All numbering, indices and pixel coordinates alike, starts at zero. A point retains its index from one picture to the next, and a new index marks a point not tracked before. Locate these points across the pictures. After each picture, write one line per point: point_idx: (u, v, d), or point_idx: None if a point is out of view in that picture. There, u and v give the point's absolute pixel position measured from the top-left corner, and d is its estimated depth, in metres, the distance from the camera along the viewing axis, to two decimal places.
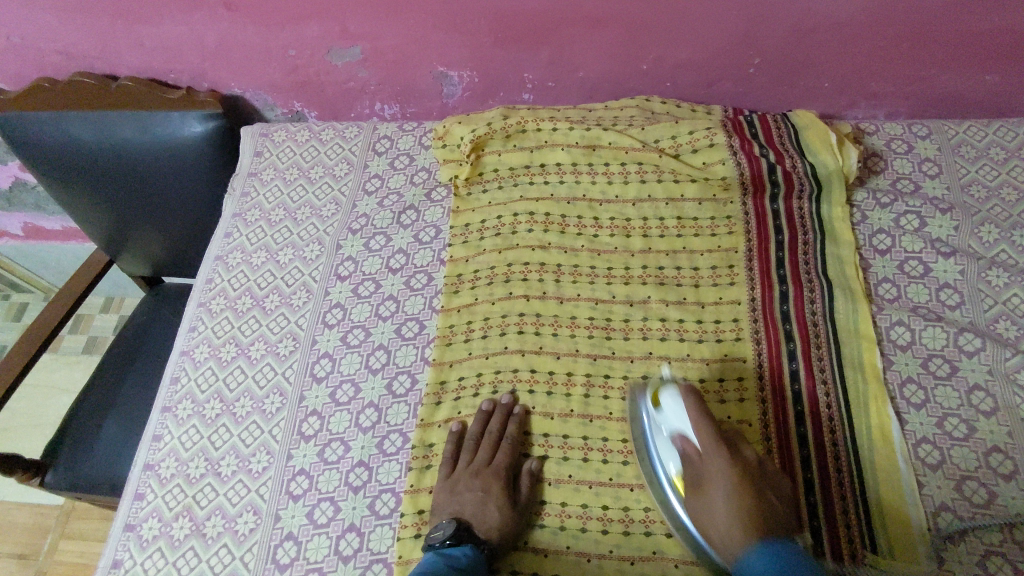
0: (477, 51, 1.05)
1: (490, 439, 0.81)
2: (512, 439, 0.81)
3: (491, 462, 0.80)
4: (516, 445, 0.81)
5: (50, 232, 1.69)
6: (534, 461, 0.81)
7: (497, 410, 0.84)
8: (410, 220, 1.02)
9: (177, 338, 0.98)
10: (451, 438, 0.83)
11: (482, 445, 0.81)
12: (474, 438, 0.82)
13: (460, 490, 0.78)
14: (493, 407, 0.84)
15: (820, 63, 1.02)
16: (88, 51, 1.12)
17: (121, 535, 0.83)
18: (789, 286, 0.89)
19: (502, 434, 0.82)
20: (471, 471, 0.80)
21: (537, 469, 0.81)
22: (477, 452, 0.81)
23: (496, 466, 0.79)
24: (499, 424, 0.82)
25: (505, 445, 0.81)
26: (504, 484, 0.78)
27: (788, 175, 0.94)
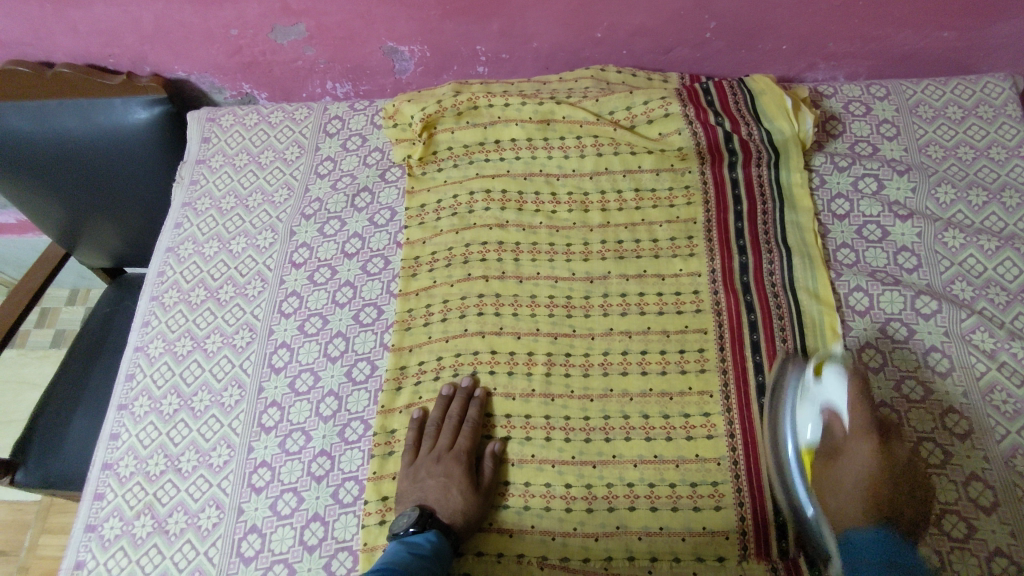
0: (426, 25, 1.02)
1: (451, 424, 0.81)
2: (473, 423, 0.81)
3: (453, 446, 0.80)
4: (477, 428, 0.81)
5: (6, 225, 1.65)
6: (496, 442, 0.81)
7: (458, 394, 0.83)
8: (365, 203, 1.00)
9: (130, 334, 0.96)
10: (412, 424, 0.82)
11: (443, 429, 0.81)
12: (435, 423, 0.82)
13: (422, 477, 0.78)
14: (454, 391, 0.84)
15: (776, 25, 1.00)
16: (20, 38, 1.07)
17: (83, 536, 0.82)
18: (749, 257, 0.89)
19: (463, 417, 0.82)
20: (433, 456, 0.79)
21: (499, 451, 0.81)
22: (438, 438, 0.81)
23: (458, 451, 0.79)
24: (459, 408, 0.82)
25: (467, 428, 0.80)
26: (466, 467, 0.78)
27: (745, 143, 0.93)
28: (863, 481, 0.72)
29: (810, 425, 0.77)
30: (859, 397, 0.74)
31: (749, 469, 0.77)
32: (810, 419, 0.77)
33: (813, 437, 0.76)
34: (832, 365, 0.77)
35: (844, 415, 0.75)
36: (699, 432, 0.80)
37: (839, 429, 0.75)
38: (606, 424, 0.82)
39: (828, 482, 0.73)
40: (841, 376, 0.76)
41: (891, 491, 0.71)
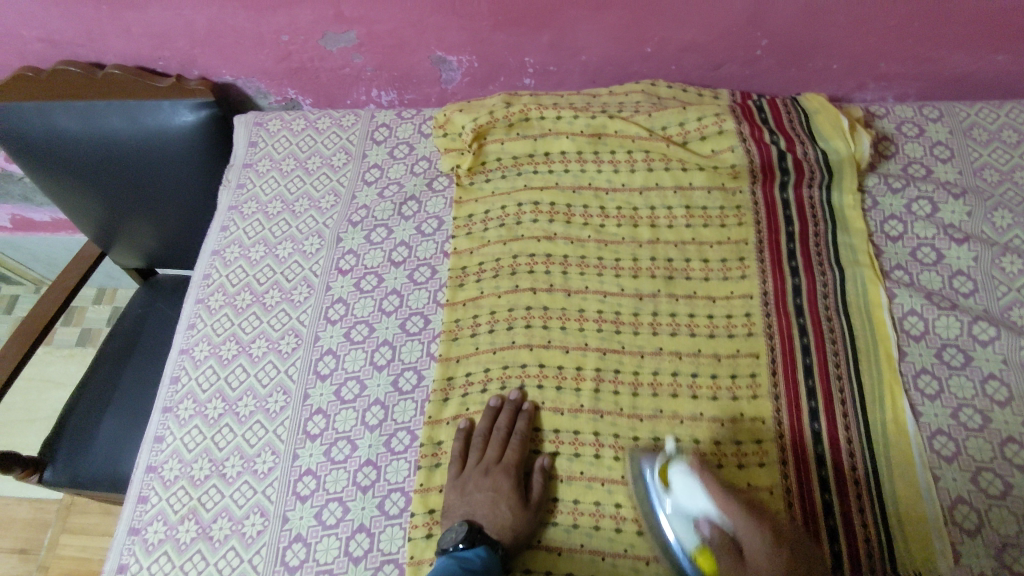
0: (477, 35, 1.02)
1: (499, 437, 0.80)
2: (523, 436, 0.80)
3: (501, 459, 0.79)
4: (525, 441, 0.80)
5: (38, 223, 1.65)
6: (546, 457, 0.80)
7: (505, 407, 0.82)
8: (412, 212, 1.00)
9: (175, 336, 0.95)
10: (460, 435, 0.81)
11: (491, 442, 0.80)
12: (483, 435, 0.81)
13: (470, 490, 0.77)
14: (502, 404, 0.83)
15: (830, 44, 1.00)
16: (73, 38, 1.08)
17: (126, 539, 0.82)
18: (801, 278, 0.88)
19: (511, 430, 0.81)
20: (480, 469, 0.78)
21: (549, 466, 0.80)
22: (486, 450, 0.80)
23: (507, 464, 0.78)
24: (507, 421, 0.81)
25: (516, 441, 0.79)
26: (515, 482, 0.77)
27: (799, 162, 0.92)
28: (754, 547, 0.64)
29: (677, 478, 0.71)
30: (720, 494, 0.67)
31: (804, 492, 0.76)
32: (675, 471, 0.71)
33: (678, 482, 0.71)
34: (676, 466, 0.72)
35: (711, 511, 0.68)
36: (752, 459, 0.79)
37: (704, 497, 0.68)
38: (656, 444, 0.80)
39: (715, 545, 0.66)
40: (691, 474, 0.70)
41: (772, 534, 0.65)
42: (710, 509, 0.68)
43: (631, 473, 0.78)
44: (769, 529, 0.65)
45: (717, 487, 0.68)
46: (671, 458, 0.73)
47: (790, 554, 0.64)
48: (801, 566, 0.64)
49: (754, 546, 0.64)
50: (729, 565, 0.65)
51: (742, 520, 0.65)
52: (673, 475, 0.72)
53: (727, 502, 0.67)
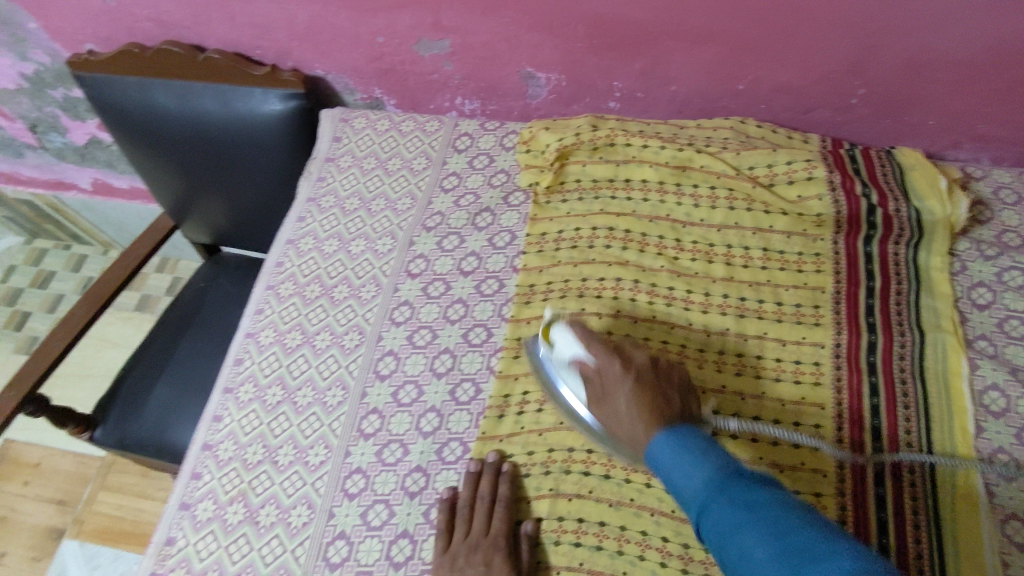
0: (570, 56, 1.03)
1: (483, 504, 0.77)
2: (506, 502, 0.77)
3: (489, 530, 0.76)
4: (510, 507, 0.77)
5: (117, 190, 1.72)
6: (530, 522, 0.77)
7: (485, 471, 0.80)
8: (485, 223, 1.00)
9: (243, 319, 0.98)
10: (441, 505, 0.78)
11: (475, 512, 0.77)
12: (467, 506, 0.77)
13: (461, 566, 0.74)
14: (481, 467, 0.80)
15: (929, 100, 0.97)
16: (180, 21, 1.12)
17: (176, 513, 0.84)
18: (878, 336, 0.85)
19: (494, 497, 0.78)
20: (469, 543, 0.75)
21: (534, 532, 0.76)
22: (472, 521, 0.77)
23: (495, 535, 0.75)
24: (489, 487, 0.78)
25: (500, 510, 0.77)
26: (505, 555, 0.74)
27: (888, 218, 0.89)
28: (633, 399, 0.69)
29: (574, 382, 0.78)
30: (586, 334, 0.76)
31: None
32: (567, 357, 0.78)
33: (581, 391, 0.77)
34: (559, 325, 0.81)
35: (589, 358, 0.75)
36: None
37: (589, 369, 0.75)
38: None
39: (608, 419, 0.72)
40: (567, 327, 0.79)
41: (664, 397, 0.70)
42: (579, 352, 0.76)
43: (533, 363, 0.85)
44: (660, 403, 0.69)
45: (600, 402, 0.73)
46: (552, 325, 0.82)
47: (643, 377, 0.71)
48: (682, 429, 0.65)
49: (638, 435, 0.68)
50: (624, 429, 0.70)
51: (618, 372, 0.72)
52: (570, 366, 0.77)
53: (614, 375, 0.72)
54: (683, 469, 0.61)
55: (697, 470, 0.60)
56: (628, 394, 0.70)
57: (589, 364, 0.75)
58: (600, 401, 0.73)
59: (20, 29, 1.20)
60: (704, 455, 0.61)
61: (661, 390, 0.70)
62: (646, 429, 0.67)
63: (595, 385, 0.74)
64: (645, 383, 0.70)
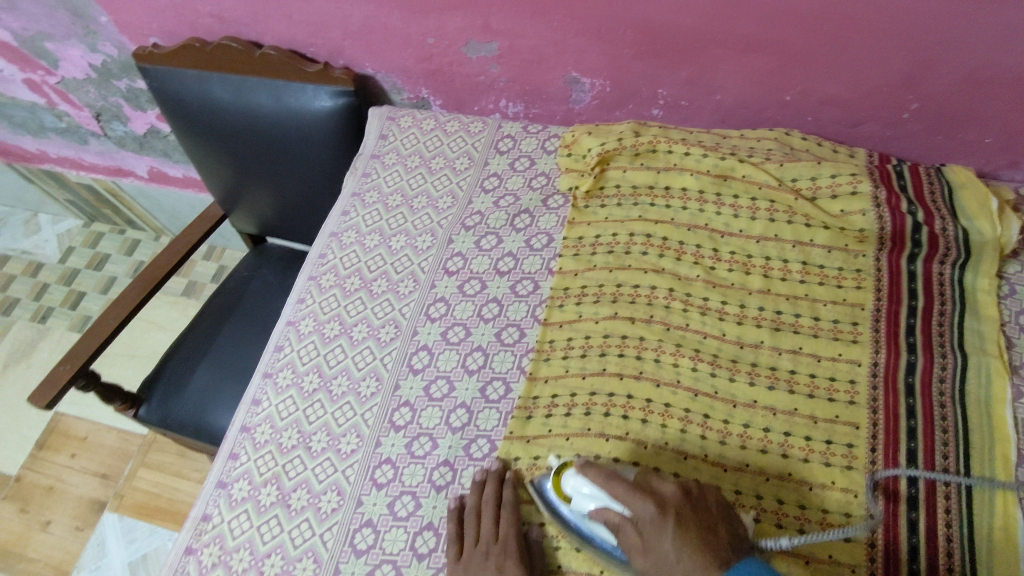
0: (616, 62, 1.03)
1: (491, 507, 0.77)
2: (512, 506, 0.78)
3: (498, 535, 0.76)
4: (515, 512, 0.78)
5: (172, 179, 1.79)
6: (535, 529, 0.78)
7: (489, 476, 0.80)
8: (523, 224, 1.01)
9: (285, 307, 1.01)
10: (450, 515, 0.79)
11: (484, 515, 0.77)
12: (474, 510, 0.78)
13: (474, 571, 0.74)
14: (485, 476, 0.81)
15: (985, 117, 0.94)
16: (240, 17, 1.16)
17: (213, 491, 0.87)
18: (918, 357, 0.84)
19: (499, 500, 0.79)
20: (483, 549, 0.75)
21: (536, 536, 0.78)
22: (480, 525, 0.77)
23: (505, 540, 0.76)
24: (495, 490, 0.79)
25: (507, 513, 0.77)
26: (517, 557, 0.74)
27: (934, 237, 0.87)
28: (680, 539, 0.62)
29: (589, 497, 0.71)
30: (607, 475, 0.69)
31: None
32: (587, 492, 0.71)
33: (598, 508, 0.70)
34: (569, 470, 0.74)
35: (612, 506, 0.69)
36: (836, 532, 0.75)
37: (617, 518, 0.67)
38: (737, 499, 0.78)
39: (644, 565, 0.64)
40: (577, 474, 0.73)
41: (708, 531, 0.63)
42: (601, 501, 0.70)
43: (540, 499, 0.77)
44: (708, 543, 0.62)
45: (637, 543, 0.65)
46: (564, 469, 0.75)
47: (683, 518, 0.64)
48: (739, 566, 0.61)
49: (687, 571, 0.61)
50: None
51: (654, 514, 0.64)
52: (588, 518, 0.71)
53: (647, 513, 0.65)
54: None
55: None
56: (672, 538, 0.62)
57: (613, 508, 0.68)
58: (633, 532, 0.66)
59: (92, 22, 1.26)
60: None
61: (704, 531, 0.63)
62: (700, 566, 0.60)
63: (629, 534, 0.66)
64: (684, 520, 0.64)
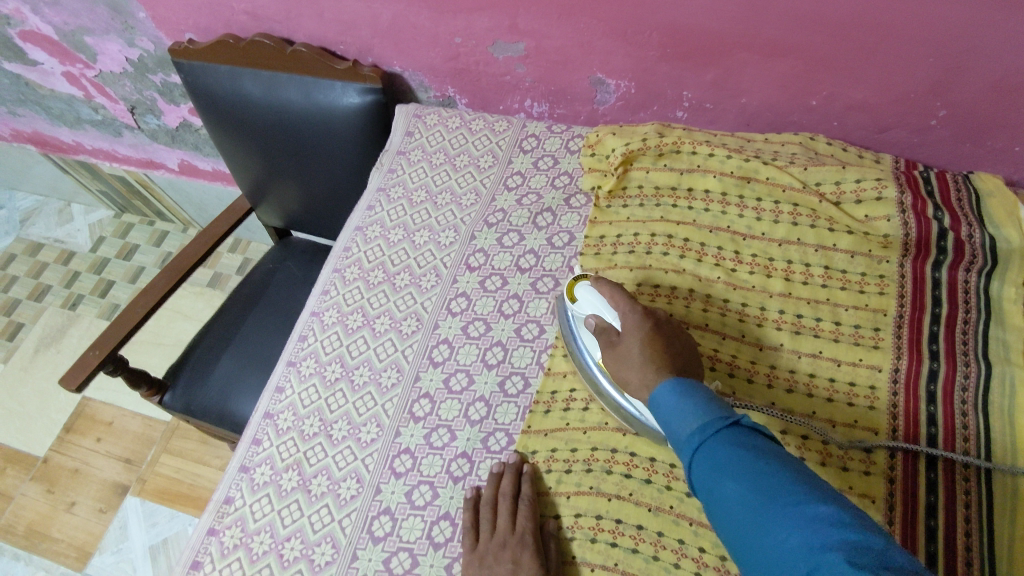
0: (641, 63, 1.04)
1: (508, 500, 0.77)
2: (529, 500, 0.78)
3: (515, 527, 0.76)
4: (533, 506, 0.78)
5: (201, 172, 1.83)
6: (552, 522, 0.78)
7: (507, 469, 0.81)
8: (546, 223, 1.02)
9: (309, 298, 1.03)
10: (466, 505, 0.80)
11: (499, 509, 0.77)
12: (491, 503, 0.78)
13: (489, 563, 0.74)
14: (504, 469, 0.82)
15: (1016, 126, 0.93)
16: (273, 15, 1.19)
17: (236, 475, 0.89)
18: (940, 365, 0.83)
19: (517, 494, 0.79)
20: (497, 540, 0.76)
21: (555, 529, 0.78)
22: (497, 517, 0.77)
23: (521, 531, 0.75)
24: (512, 484, 0.79)
25: (525, 507, 0.77)
26: (533, 551, 0.74)
27: (960, 244, 0.86)
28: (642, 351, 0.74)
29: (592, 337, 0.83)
30: (610, 289, 0.82)
31: None
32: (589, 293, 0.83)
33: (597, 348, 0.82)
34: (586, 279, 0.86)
35: (609, 311, 0.81)
36: None
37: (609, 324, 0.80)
38: None
39: (621, 371, 0.76)
40: (592, 287, 0.83)
41: (671, 353, 0.74)
42: (601, 305, 0.81)
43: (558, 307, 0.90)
44: (670, 359, 0.73)
45: (614, 349, 0.78)
46: (577, 280, 0.87)
47: (657, 332, 0.76)
48: (689, 386, 0.66)
49: (644, 380, 0.72)
50: (630, 373, 0.74)
51: (636, 319, 0.77)
52: (589, 318, 0.83)
53: (631, 322, 0.77)
54: (681, 413, 0.64)
55: (693, 416, 0.63)
56: (640, 341, 0.75)
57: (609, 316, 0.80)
58: (635, 317, 0.78)
59: (130, 18, 1.30)
60: (703, 405, 0.63)
61: (671, 347, 0.75)
62: (652, 372, 0.71)
63: (613, 334, 0.79)
64: (654, 338, 0.75)
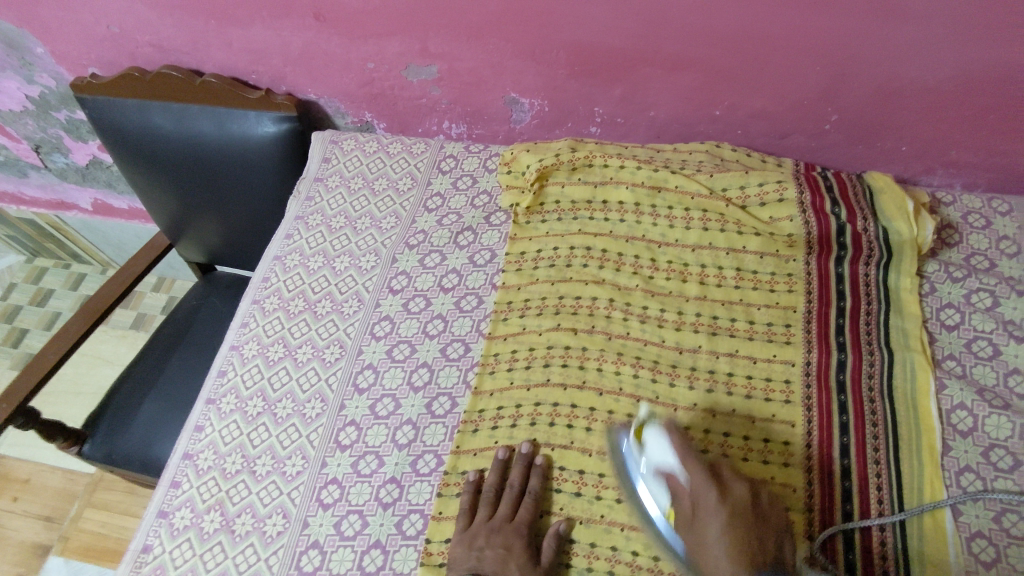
0: (552, 82, 1.06)
1: (512, 494, 0.80)
2: (534, 494, 0.80)
3: (514, 517, 0.79)
4: (537, 500, 0.80)
5: (117, 210, 1.76)
6: (563, 523, 0.78)
7: (514, 461, 0.82)
8: (467, 241, 1.03)
9: (228, 332, 1.00)
10: (468, 487, 0.81)
11: (503, 498, 0.80)
12: (494, 489, 0.81)
13: (479, 546, 0.76)
14: (511, 455, 0.83)
15: (901, 127, 1.00)
16: (180, 46, 1.16)
17: (154, 521, 0.85)
18: (848, 355, 0.87)
19: (523, 488, 0.81)
20: (490, 526, 0.78)
21: (564, 532, 0.78)
22: (497, 507, 0.80)
23: (518, 523, 0.78)
24: (520, 477, 0.81)
25: (528, 500, 0.79)
26: (525, 542, 0.76)
27: (857, 237, 0.91)
28: (723, 540, 0.63)
29: (662, 494, 0.72)
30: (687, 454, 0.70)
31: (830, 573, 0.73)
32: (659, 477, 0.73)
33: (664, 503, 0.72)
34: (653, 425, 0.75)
35: (679, 476, 0.70)
36: None
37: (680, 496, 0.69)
38: None
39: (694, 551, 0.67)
40: (662, 434, 0.73)
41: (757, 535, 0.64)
42: (676, 468, 0.70)
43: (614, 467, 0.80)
44: (756, 549, 0.63)
45: (692, 521, 0.67)
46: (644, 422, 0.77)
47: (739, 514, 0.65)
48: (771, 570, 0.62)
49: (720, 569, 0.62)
50: (707, 560, 0.64)
51: (713, 499, 0.66)
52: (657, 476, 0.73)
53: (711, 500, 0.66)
54: None
55: None
56: (720, 524, 0.64)
57: (678, 482, 0.70)
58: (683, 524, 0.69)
59: (27, 53, 1.25)
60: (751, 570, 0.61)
61: (761, 532, 0.64)
62: (731, 567, 0.61)
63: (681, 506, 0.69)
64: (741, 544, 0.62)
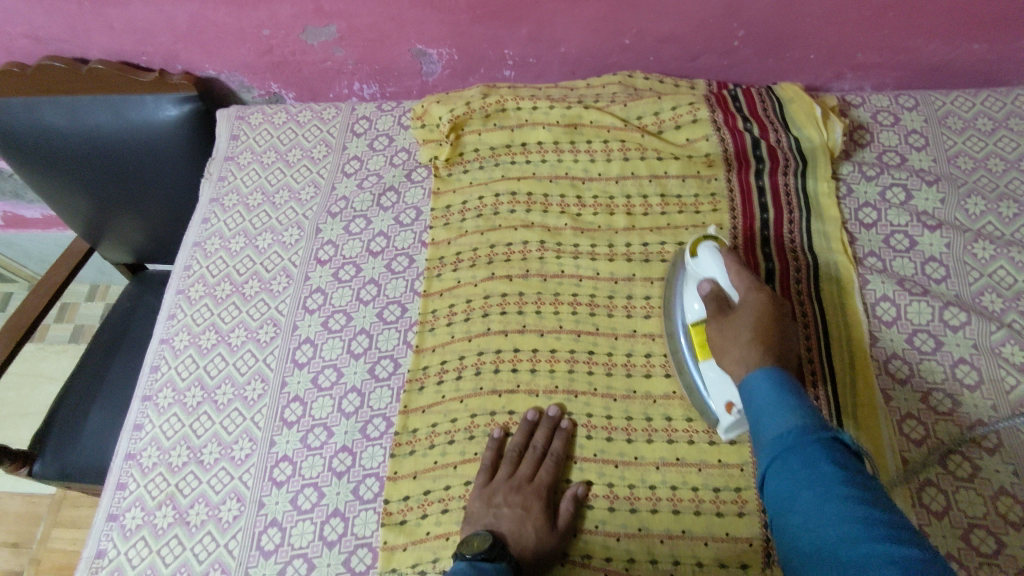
0: (456, 28, 1.03)
1: (535, 455, 0.78)
2: (557, 456, 0.78)
3: (534, 478, 0.77)
4: (559, 463, 0.78)
5: (31, 220, 1.67)
6: (581, 486, 0.77)
7: (543, 422, 0.80)
8: (390, 202, 1.01)
9: (155, 327, 0.97)
10: (491, 444, 0.79)
11: (524, 460, 0.78)
12: (517, 449, 0.79)
13: (497, 503, 0.75)
14: (539, 418, 0.81)
15: (806, 35, 1.01)
16: (58, 35, 1.09)
17: (104, 525, 0.83)
18: (775, 264, 0.88)
19: (546, 449, 0.79)
20: (510, 484, 0.76)
21: (582, 494, 0.76)
22: (518, 466, 0.78)
23: (538, 484, 0.76)
24: (544, 439, 0.79)
25: (550, 462, 0.78)
26: (545, 503, 0.75)
27: (773, 150, 0.93)
28: (753, 320, 0.69)
29: (696, 302, 0.78)
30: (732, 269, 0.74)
31: None
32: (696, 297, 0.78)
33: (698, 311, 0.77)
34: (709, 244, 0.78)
35: (731, 291, 0.74)
36: None
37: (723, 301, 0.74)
38: (628, 425, 0.80)
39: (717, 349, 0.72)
40: (714, 252, 0.77)
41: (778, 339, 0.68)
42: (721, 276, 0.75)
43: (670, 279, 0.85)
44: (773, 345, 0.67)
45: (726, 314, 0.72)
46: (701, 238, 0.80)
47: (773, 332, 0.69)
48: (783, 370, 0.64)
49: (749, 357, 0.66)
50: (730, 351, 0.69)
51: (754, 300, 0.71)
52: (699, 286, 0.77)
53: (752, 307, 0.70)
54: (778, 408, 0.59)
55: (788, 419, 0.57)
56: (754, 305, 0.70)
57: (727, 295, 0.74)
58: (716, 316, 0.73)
59: None
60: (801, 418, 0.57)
61: (779, 333, 0.69)
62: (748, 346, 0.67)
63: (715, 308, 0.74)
64: (766, 316, 0.69)
